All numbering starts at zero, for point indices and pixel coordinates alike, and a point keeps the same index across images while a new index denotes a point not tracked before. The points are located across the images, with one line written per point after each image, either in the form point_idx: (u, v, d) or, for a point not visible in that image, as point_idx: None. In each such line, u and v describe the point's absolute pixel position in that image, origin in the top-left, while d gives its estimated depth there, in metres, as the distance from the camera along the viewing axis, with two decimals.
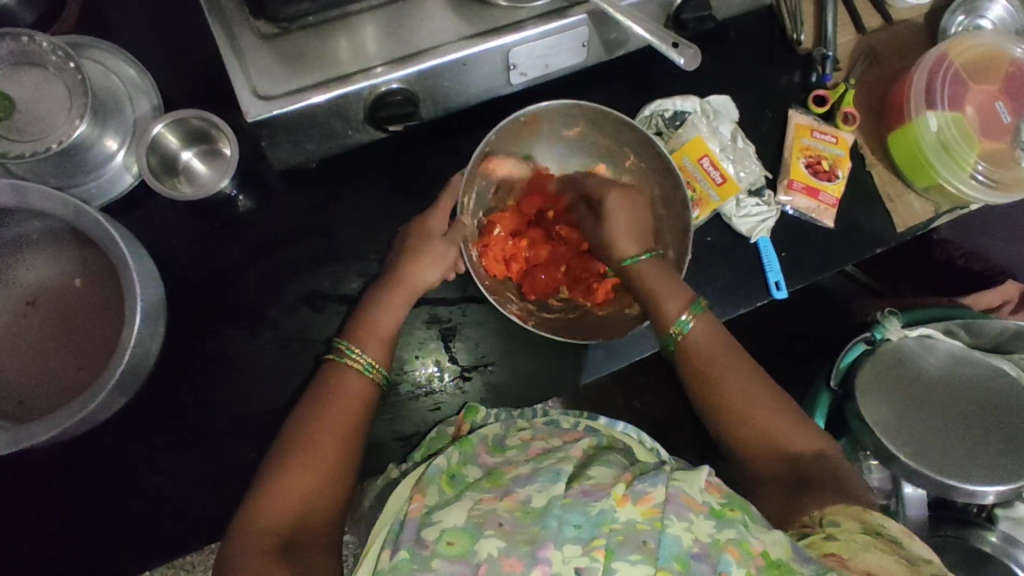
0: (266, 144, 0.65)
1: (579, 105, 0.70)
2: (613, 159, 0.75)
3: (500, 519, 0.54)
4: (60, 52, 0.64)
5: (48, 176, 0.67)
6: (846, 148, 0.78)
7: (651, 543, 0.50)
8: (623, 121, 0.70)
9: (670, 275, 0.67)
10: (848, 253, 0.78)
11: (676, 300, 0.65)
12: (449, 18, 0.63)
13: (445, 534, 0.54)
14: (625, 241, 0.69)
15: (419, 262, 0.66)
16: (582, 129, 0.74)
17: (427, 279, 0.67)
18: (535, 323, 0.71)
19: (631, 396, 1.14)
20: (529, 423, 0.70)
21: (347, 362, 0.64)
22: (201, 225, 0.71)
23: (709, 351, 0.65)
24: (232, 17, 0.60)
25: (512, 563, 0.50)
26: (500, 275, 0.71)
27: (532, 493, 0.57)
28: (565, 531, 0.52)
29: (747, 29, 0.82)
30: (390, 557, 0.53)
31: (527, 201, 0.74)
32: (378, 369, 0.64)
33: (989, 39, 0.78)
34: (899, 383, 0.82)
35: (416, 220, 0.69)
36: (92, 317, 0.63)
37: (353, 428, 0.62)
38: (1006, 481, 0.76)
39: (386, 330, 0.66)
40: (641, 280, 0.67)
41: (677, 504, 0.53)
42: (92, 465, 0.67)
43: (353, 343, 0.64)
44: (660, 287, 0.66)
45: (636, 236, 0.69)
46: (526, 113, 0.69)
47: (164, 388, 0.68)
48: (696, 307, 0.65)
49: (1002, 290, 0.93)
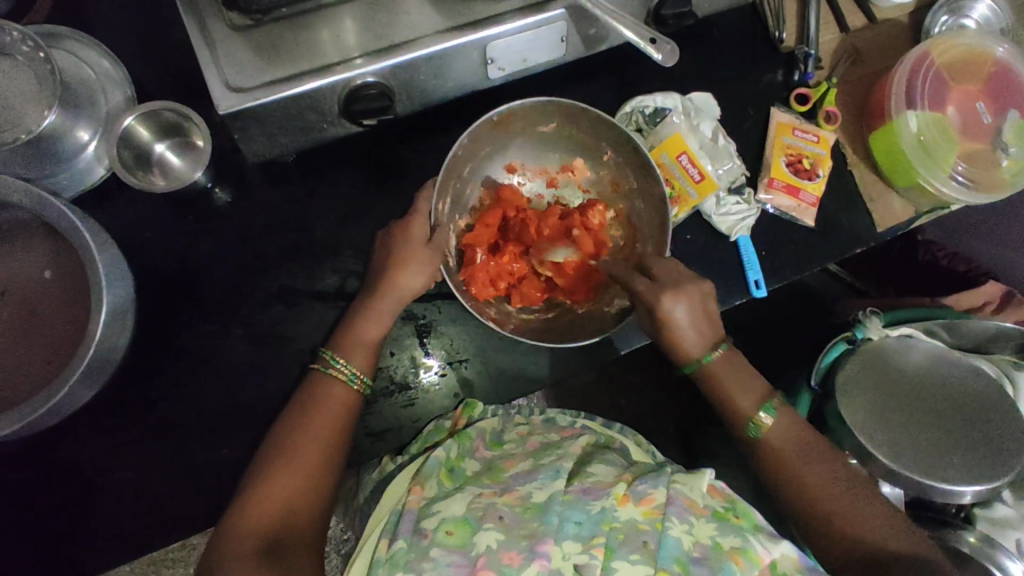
0: (239, 137, 0.64)
1: (553, 101, 0.69)
2: (590, 154, 0.75)
3: (501, 512, 0.55)
4: (30, 42, 0.64)
5: (15, 166, 0.65)
6: (827, 146, 0.78)
7: (651, 544, 0.52)
8: (598, 116, 0.69)
9: (738, 371, 0.67)
10: (828, 252, 0.78)
11: (750, 395, 0.66)
12: (425, 11, 0.62)
13: (445, 524, 0.55)
14: (690, 344, 0.66)
15: (403, 269, 0.64)
16: (557, 125, 0.73)
17: (412, 286, 0.65)
18: (514, 327, 0.70)
19: (615, 394, 1.14)
20: (526, 420, 0.74)
21: (333, 373, 0.63)
22: (174, 217, 0.71)
23: (780, 444, 0.64)
24: (204, 10, 0.59)
25: (511, 555, 0.51)
26: (490, 298, 0.70)
27: (533, 489, 0.58)
28: (566, 528, 0.53)
29: (728, 26, 0.82)
30: (388, 546, 0.54)
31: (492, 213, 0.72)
32: (362, 379, 0.64)
33: (970, 38, 0.78)
34: (879, 383, 0.82)
35: (398, 226, 0.66)
36: (58, 310, 0.63)
37: (338, 432, 0.61)
38: (982, 482, 0.76)
39: (372, 338, 0.65)
40: (715, 380, 0.67)
41: (679, 506, 0.55)
42: (61, 459, 0.66)
43: (338, 352, 0.64)
44: (729, 384, 0.67)
45: (702, 331, 0.66)
46: (500, 112, 0.68)
47: (135, 380, 0.68)
48: (769, 409, 0.65)
49: (984, 290, 0.92)
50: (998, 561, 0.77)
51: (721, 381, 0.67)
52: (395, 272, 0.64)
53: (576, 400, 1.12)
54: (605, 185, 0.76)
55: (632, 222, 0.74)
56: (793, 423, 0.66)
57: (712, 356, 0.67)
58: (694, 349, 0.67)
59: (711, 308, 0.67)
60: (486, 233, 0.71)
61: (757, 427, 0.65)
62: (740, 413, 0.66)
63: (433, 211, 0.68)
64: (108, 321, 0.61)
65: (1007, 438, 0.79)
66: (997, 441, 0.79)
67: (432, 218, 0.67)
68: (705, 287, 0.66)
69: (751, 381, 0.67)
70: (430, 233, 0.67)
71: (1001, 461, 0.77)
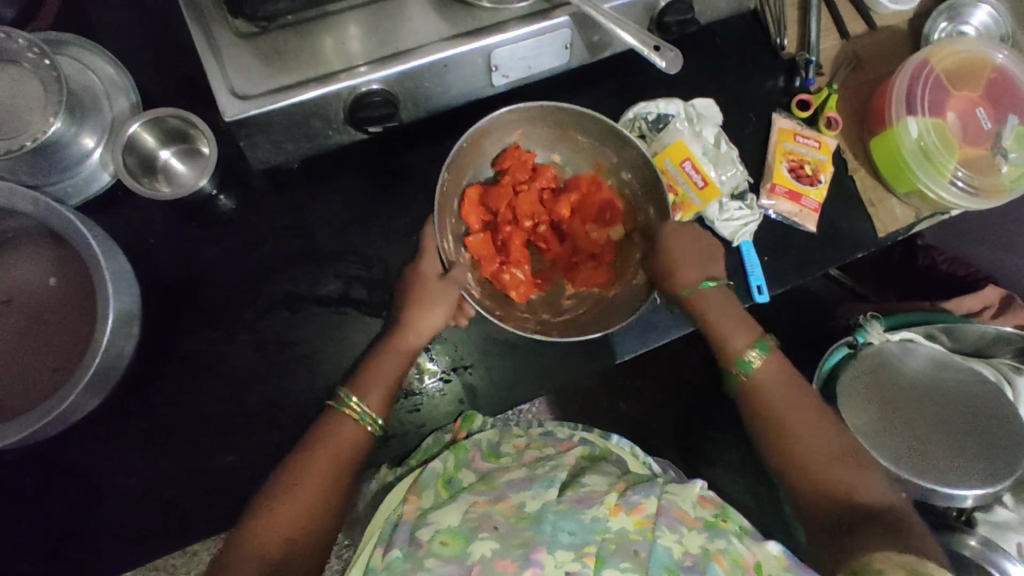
0: (245, 144, 0.65)
1: (516, 110, 0.69)
2: (568, 146, 0.75)
3: (496, 521, 0.55)
4: (36, 49, 0.63)
5: (22, 173, 0.66)
6: (829, 152, 0.79)
7: (642, 553, 0.51)
8: (566, 109, 0.70)
9: (733, 309, 0.70)
10: (829, 256, 0.78)
11: (742, 336, 0.68)
12: (430, 19, 0.62)
13: (440, 534, 0.54)
14: (689, 269, 0.69)
15: (421, 308, 0.65)
16: (525, 130, 0.73)
17: (433, 324, 0.66)
18: (557, 330, 0.70)
19: (616, 397, 1.14)
20: (525, 433, 0.72)
21: (346, 411, 0.63)
22: (178, 223, 0.71)
23: (769, 384, 0.67)
24: (211, 18, 0.59)
25: (505, 564, 0.51)
26: (515, 294, 0.70)
27: (527, 498, 0.57)
28: (559, 538, 0.53)
29: (731, 33, 0.82)
30: (383, 556, 0.54)
31: (479, 197, 0.71)
32: (374, 418, 0.64)
33: (969, 45, 0.79)
34: (879, 388, 0.82)
35: (409, 270, 0.67)
36: (64, 317, 0.62)
37: (347, 459, 0.62)
38: (984, 486, 0.77)
39: (387, 381, 0.65)
40: (705, 310, 0.69)
41: (669, 517, 0.55)
42: (64, 465, 0.66)
43: (352, 390, 0.64)
44: (726, 322, 0.69)
45: (696, 264, 0.69)
46: (472, 133, 0.68)
47: (138, 386, 0.68)
48: (762, 346, 0.68)
49: (982, 295, 0.93)
50: (999, 563, 0.77)
51: (712, 314, 0.69)
52: (415, 313, 0.65)
53: (576, 405, 1.12)
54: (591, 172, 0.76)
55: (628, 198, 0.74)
56: (784, 370, 0.68)
57: (712, 285, 0.70)
58: (689, 276, 0.69)
59: (708, 249, 0.71)
60: (483, 241, 0.70)
61: (749, 362, 0.67)
62: (734, 347, 0.68)
63: (441, 247, 0.67)
64: (115, 327, 0.61)
65: (1007, 443, 0.80)
66: (994, 446, 0.79)
67: (443, 256, 0.67)
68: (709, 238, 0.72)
69: (748, 322, 0.69)
70: (444, 270, 0.67)
71: (1001, 461, 0.78)
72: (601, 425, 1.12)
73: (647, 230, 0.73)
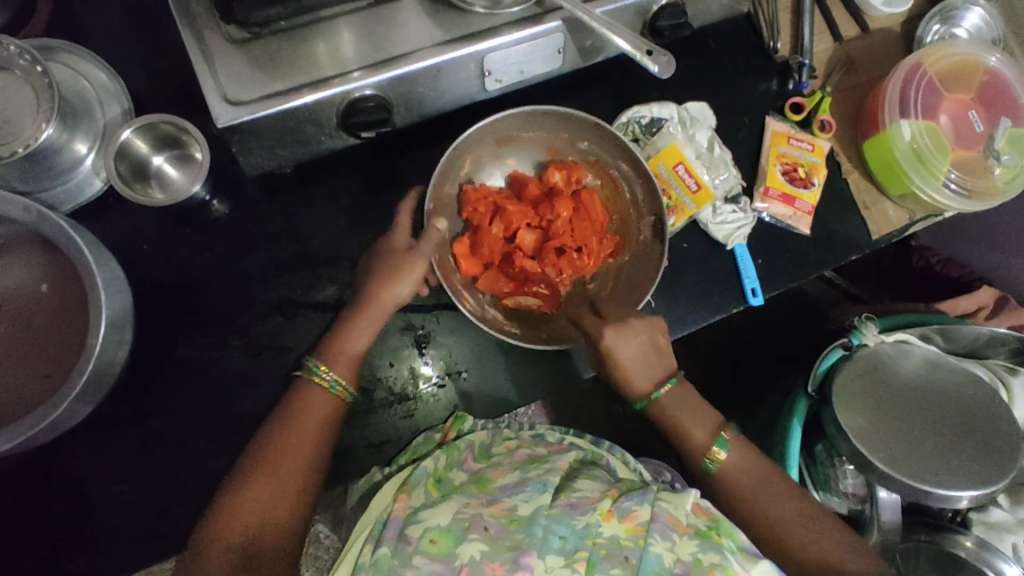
0: (238, 149, 0.64)
1: (485, 123, 0.69)
2: (515, 146, 0.74)
3: (486, 523, 0.54)
4: (27, 56, 0.63)
5: (14, 180, 0.66)
6: (822, 155, 0.79)
7: (633, 559, 0.52)
8: (516, 112, 0.69)
9: (691, 405, 0.69)
10: (823, 258, 0.78)
11: (703, 428, 0.68)
12: (423, 24, 0.62)
13: (429, 532, 0.54)
14: (640, 380, 0.68)
15: (390, 278, 0.65)
16: (469, 159, 0.72)
17: (399, 296, 0.65)
18: None
19: (611, 400, 1.14)
20: (516, 435, 0.72)
21: (315, 380, 0.64)
22: (172, 229, 0.71)
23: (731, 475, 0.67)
24: (203, 23, 0.59)
25: (494, 566, 0.50)
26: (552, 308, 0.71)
27: (519, 502, 0.57)
28: (551, 542, 0.53)
29: (724, 36, 0.82)
30: (372, 553, 0.54)
31: (479, 253, 0.70)
32: (344, 387, 0.64)
33: (962, 48, 0.79)
34: (874, 387, 0.82)
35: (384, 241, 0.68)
36: (56, 323, 0.62)
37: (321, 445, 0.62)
38: (980, 487, 0.76)
39: (356, 351, 0.65)
40: (663, 411, 0.69)
41: (662, 523, 0.54)
42: (56, 472, 0.66)
43: (319, 360, 0.64)
44: (683, 417, 0.69)
45: (650, 366, 0.68)
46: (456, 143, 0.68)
47: (131, 393, 0.68)
48: (720, 443, 0.67)
49: (977, 296, 0.92)
50: (994, 564, 0.77)
51: (672, 415, 0.69)
52: (385, 283, 0.65)
53: (573, 407, 1.12)
54: (546, 152, 0.75)
55: (592, 159, 0.74)
56: (749, 454, 0.68)
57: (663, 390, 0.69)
58: (642, 386, 0.68)
59: (658, 343, 0.68)
60: (497, 277, 0.71)
61: (712, 463, 0.67)
62: (693, 448, 0.68)
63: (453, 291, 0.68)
64: (108, 334, 0.61)
65: (1004, 448, 0.79)
66: (991, 449, 0.79)
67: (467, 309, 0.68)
68: (652, 325, 0.67)
69: (705, 417, 0.69)
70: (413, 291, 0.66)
71: (997, 464, 0.77)
72: (596, 428, 1.12)
73: (628, 182, 0.73)
